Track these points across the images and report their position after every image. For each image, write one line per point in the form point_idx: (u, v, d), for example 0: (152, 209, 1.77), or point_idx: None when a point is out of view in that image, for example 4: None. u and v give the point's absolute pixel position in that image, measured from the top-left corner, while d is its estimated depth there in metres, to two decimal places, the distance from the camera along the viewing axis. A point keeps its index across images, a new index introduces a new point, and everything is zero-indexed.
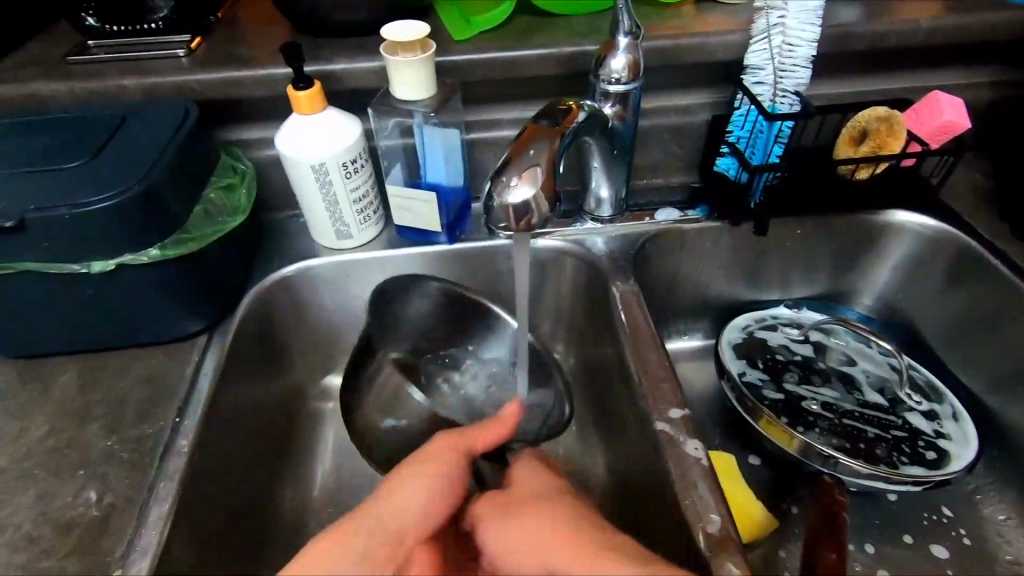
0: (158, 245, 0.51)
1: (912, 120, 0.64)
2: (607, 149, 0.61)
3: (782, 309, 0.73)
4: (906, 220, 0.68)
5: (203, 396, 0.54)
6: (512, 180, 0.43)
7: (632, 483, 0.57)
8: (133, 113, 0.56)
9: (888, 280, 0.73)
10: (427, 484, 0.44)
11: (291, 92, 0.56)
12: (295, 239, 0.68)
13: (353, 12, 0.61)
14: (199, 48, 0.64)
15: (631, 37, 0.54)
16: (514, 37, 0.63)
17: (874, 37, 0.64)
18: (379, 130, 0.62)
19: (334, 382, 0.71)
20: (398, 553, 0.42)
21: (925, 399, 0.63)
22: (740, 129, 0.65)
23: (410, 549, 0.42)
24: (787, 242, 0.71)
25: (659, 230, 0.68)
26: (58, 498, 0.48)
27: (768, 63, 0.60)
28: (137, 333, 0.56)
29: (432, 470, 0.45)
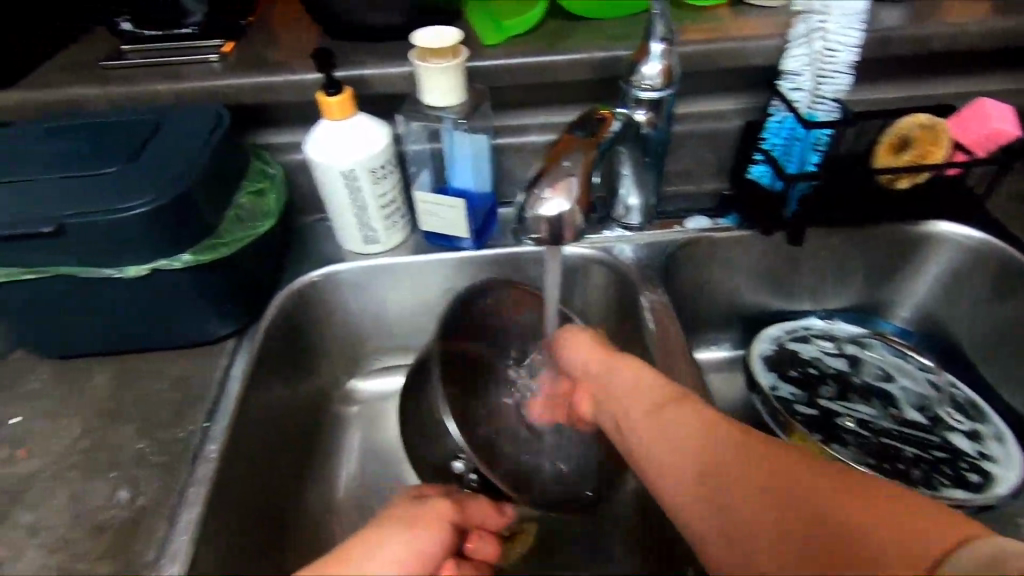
0: (190, 251, 0.52)
1: (956, 128, 0.61)
2: (638, 157, 0.60)
3: (815, 320, 0.71)
4: (947, 231, 0.66)
5: (232, 399, 0.54)
6: (545, 193, 0.42)
7: None
8: (167, 118, 0.57)
9: (928, 292, 0.70)
10: (411, 543, 0.40)
11: (322, 99, 0.55)
12: (322, 243, 0.68)
13: (384, 17, 0.61)
14: (231, 53, 0.64)
15: (666, 44, 0.53)
16: (545, 42, 0.62)
17: (918, 41, 0.62)
18: (406, 134, 0.62)
19: (359, 386, 0.72)
20: None
21: (968, 418, 0.61)
22: (776, 136, 0.63)
23: None
24: (821, 252, 0.69)
25: (689, 239, 0.67)
26: (91, 500, 0.49)
27: (806, 69, 0.59)
28: (168, 337, 0.57)
29: (419, 529, 0.41)
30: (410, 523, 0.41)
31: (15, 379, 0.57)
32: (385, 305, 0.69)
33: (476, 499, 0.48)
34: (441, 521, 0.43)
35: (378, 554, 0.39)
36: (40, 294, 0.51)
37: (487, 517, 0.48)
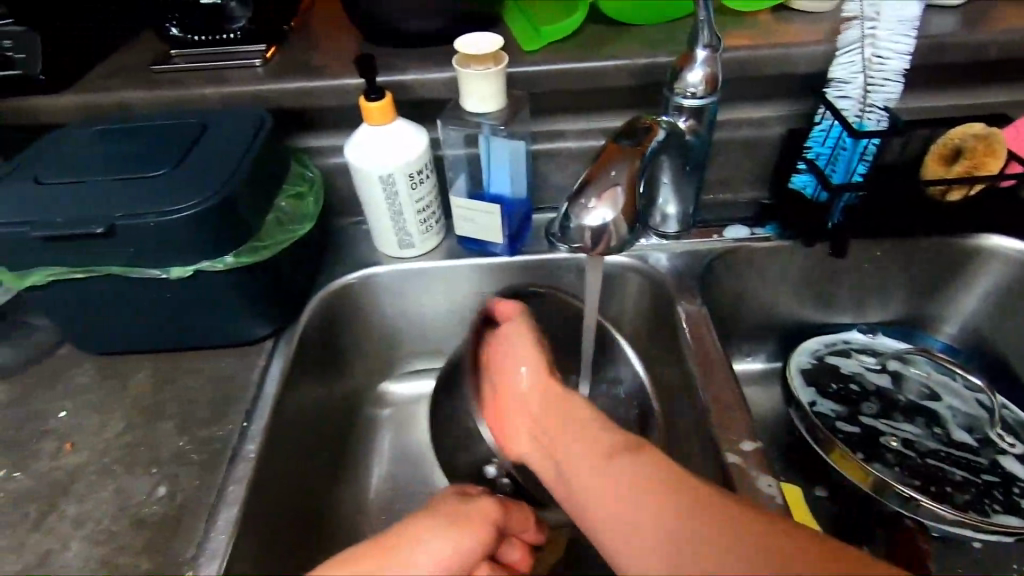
0: (233, 253, 0.52)
1: (1011, 138, 0.60)
2: (678, 165, 0.59)
3: (856, 334, 0.69)
4: (1001, 245, 0.64)
5: (269, 399, 0.55)
6: (590, 203, 0.42)
7: None
8: (212, 121, 0.58)
9: (978, 308, 0.67)
10: (455, 541, 0.42)
11: (364, 104, 0.56)
12: (357, 246, 0.69)
13: (425, 23, 0.61)
14: (273, 58, 0.65)
15: (711, 50, 0.52)
16: (585, 49, 0.62)
17: (975, 49, 0.60)
18: (445, 140, 0.61)
19: (390, 388, 0.72)
20: None
21: (1019, 442, 0.59)
22: (819, 145, 0.61)
23: None
24: (864, 265, 0.67)
25: (727, 248, 0.66)
26: (133, 495, 0.50)
27: (857, 76, 0.57)
28: (208, 336, 0.58)
29: (464, 530, 0.43)
30: (450, 520, 0.43)
31: (61, 373, 0.59)
32: (419, 308, 0.69)
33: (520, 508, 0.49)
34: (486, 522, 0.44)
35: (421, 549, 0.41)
36: (90, 292, 0.53)
37: (524, 526, 0.49)
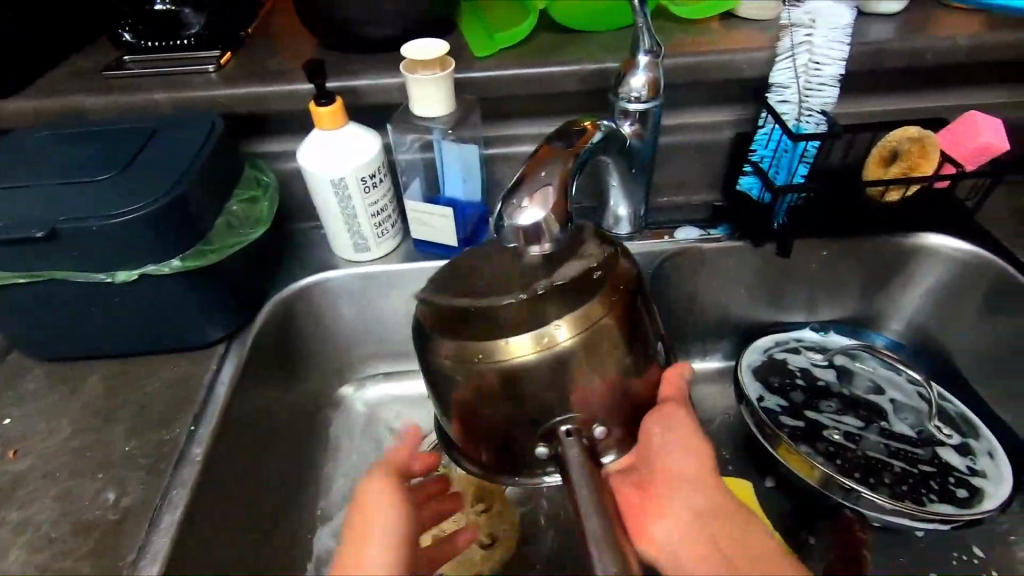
0: (180, 256, 0.52)
1: (945, 140, 0.61)
2: (624, 169, 0.60)
3: (808, 332, 0.71)
4: (940, 244, 0.66)
5: (218, 402, 0.55)
6: (522, 202, 0.41)
7: None
8: (163, 125, 0.58)
9: (921, 305, 0.69)
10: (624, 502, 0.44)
11: (314, 108, 0.56)
12: (314, 250, 0.69)
13: (380, 29, 0.62)
14: (228, 64, 0.66)
15: (652, 56, 0.53)
16: (537, 54, 0.63)
17: (909, 55, 0.62)
18: (398, 145, 0.62)
19: (349, 393, 0.72)
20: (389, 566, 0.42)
21: (957, 433, 0.61)
22: (763, 148, 0.63)
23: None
24: (812, 264, 0.69)
25: (679, 248, 0.67)
26: (78, 500, 0.49)
27: (793, 82, 0.59)
28: (158, 341, 0.58)
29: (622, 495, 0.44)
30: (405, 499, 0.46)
31: (8, 379, 0.58)
32: (378, 312, 0.69)
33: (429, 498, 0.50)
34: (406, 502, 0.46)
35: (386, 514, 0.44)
36: (34, 296, 0.52)
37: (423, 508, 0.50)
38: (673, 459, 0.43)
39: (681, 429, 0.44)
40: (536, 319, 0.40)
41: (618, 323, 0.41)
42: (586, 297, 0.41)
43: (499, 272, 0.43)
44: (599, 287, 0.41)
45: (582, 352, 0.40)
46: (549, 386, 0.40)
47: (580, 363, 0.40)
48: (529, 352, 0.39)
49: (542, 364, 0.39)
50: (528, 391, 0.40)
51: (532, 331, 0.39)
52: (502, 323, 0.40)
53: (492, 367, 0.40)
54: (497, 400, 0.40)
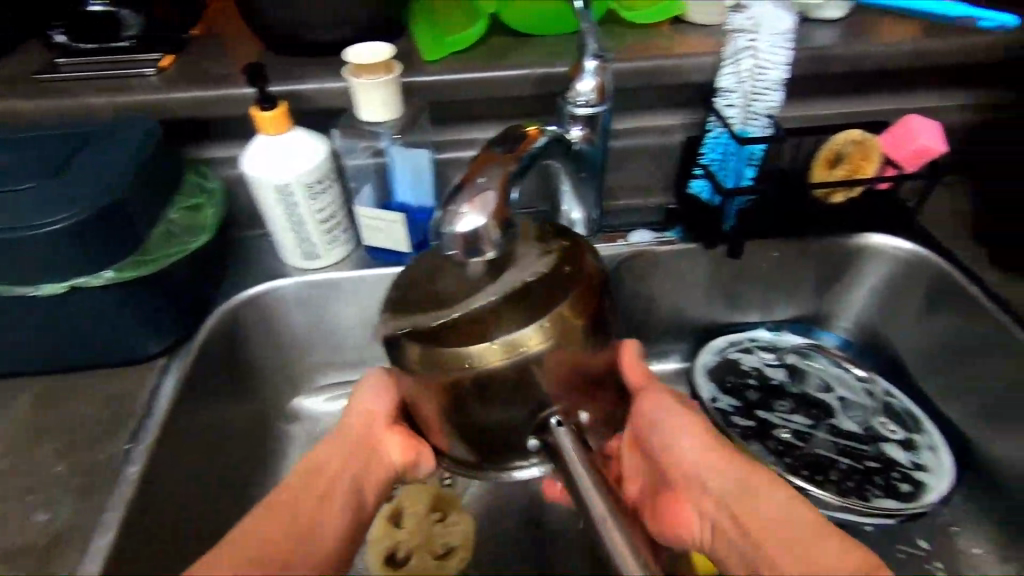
0: (113, 267, 0.51)
1: (887, 142, 0.62)
2: (574, 172, 0.60)
3: (762, 331, 0.72)
4: (883, 244, 0.67)
5: (158, 418, 0.53)
6: (461, 208, 0.41)
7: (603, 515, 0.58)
8: (97, 130, 0.56)
9: (867, 303, 0.71)
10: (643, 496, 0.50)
11: (257, 113, 0.55)
12: (264, 258, 0.67)
13: (326, 32, 0.61)
14: (169, 68, 0.64)
15: (599, 60, 0.54)
16: (487, 58, 0.63)
17: (851, 60, 0.64)
18: (346, 150, 0.61)
19: (304, 403, 0.70)
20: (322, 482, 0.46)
21: (902, 429, 0.63)
22: (713, 151, 0.64)
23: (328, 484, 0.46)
24: (763, 264, 0.70)
25: (632, 251, 0.67)
26: (4, 525, 0.47)
27: (738, 87, 0.60)
28: (95, 355, 0.55)
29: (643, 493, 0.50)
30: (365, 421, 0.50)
31: None
32: (330, 320, 0.68)
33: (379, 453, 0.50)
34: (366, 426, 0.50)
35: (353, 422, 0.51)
36: None
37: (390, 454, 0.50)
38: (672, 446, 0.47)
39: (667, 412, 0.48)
40: (502, 325, 0.39)
41: (585, 320, 0.40)
42: (552, 295, 0.40)
43: (455, 278, 0.42)
44: (564, 284, 0.40)
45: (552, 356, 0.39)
46: (516, 392, 0.39)
47: (547, 367, 0.39)
48: (497, 360, 0.38)
49: (511, 371, 0.38)
50: (496, 396, 0.39)
51: (499, 339, 0.38)
52: (468, 327, 0.39)
53: (460, 375, 0.38)
54: (470, 404, 0.40)
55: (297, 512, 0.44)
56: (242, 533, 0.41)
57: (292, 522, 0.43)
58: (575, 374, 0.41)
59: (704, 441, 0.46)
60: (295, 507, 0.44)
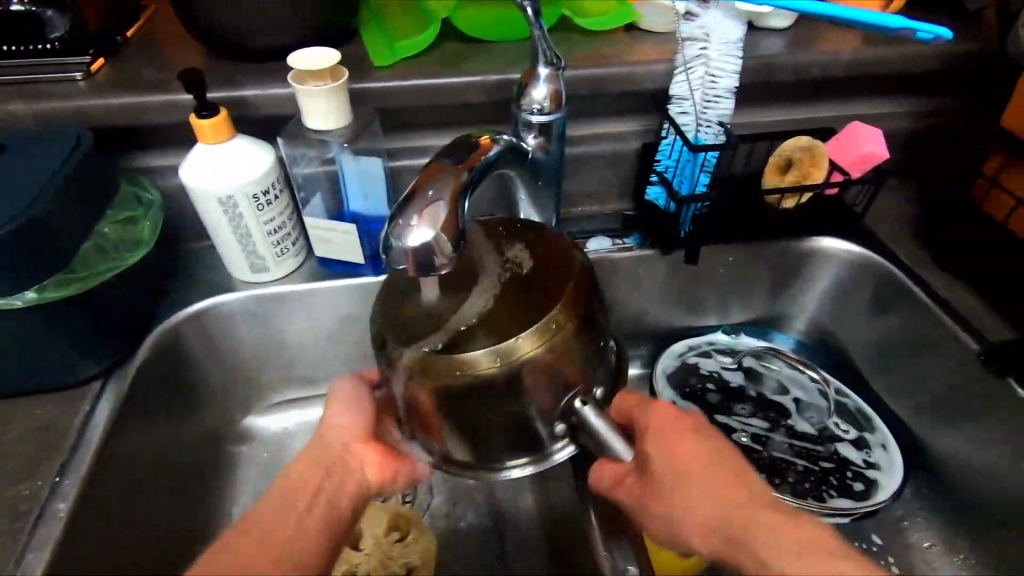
0: (36, 287, 0.47)
1: (834, 150, 0.64)
2: (531, 181, 0.58)
3: (720, 335, 0.73)
4: (832, 247, 0.69)
5: (91, 448, 0.50)
6: (411, 221, 0.39)
7: None
8: (16, 139, 0.52)
9: (819, 306, 0.73)
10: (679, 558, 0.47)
11: (194, 121, 0.52)
12: (209, 271, 0.64)
13: (267, 37, 0.58)
14: (100, 72, 0.60)
15: (552, 67, 0.53)
16: (439, 64, 0.62)
17: (797, 68, 0.65)
18: (292, 158, 0.59)
19: (257, 422, 0.68)
20: (304, 488, 0.45)
21: (854, 428, 0.64)
22: (667, 158, 0.65)
23: (308, 489, 0.45)
24: (720, 269, 0.71)
25: (591, 259, 0.67)
26: None
27: (691, 94, 0.60)
28: (19, 381, 0.51)
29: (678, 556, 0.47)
30: (345, 413, 0.48)
31: None
32: (280, 335, 0.65)
33: (358, 459, 0.48)
34: (344, 430, 0.48)
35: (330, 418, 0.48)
36: None
37: (365, 461, 0.48)
38: (660, 508, 0.44)
39: (636, 477, 0.45)
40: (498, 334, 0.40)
41: (579, 321, 0.42)
42: (544, 299, 0.42)
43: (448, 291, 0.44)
44: (556, 286, 0.43)
45: (547, 357, 0.40)
46: (513, 396, 0.41)
47: (544, 369, 0.41)
48: (496, 365, 0.40)
49: (505, 376, 0.40)
50: (492, 400, 0.41)
51: (495, 344, 0.40)
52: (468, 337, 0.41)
53: (461, 379, 0.40)
54: (475, 408, 0.41)
55: (278, 533, 0.42)
56: (223, 556, 0.40)
57: (276, 542, 0.42)
58: (572, 374, 0.42)
59: (688, 494, 0.43)
60: (276, 528, 0.42)
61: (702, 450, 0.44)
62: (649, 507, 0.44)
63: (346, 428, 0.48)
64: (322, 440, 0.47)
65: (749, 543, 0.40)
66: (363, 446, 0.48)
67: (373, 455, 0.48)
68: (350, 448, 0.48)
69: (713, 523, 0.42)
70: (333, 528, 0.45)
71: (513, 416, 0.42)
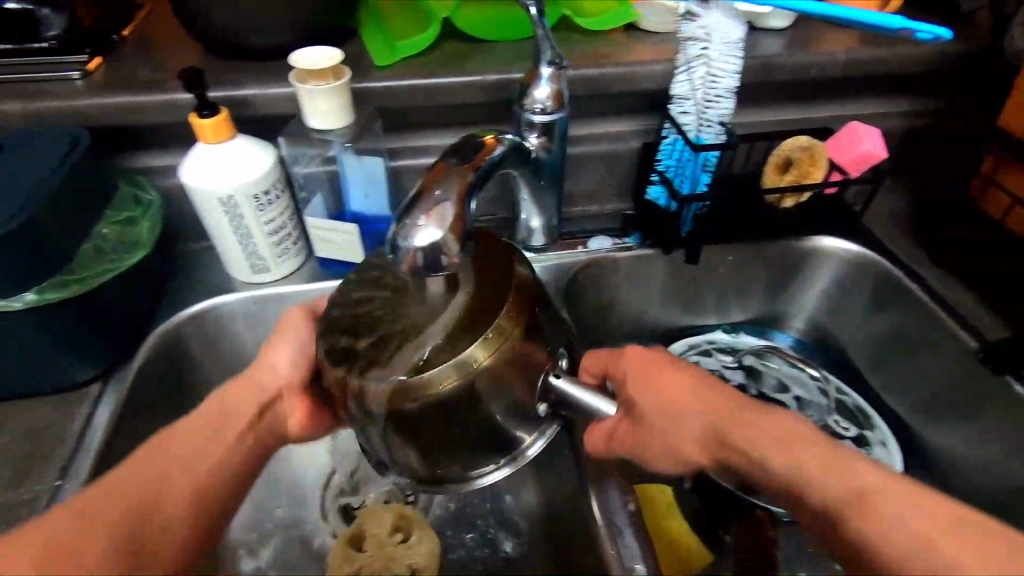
0: (36, 288, 0.47)
1: (833, 149, 0.63)
2: (533, 180, 0.59)
3: (720, 334, 0.74)
4: (831, 246, 0.70)
5: (91, 451, 0.49)
6: (418, 222, 0.39)
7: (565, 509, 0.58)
8: (13, 139, 0.51)
9: (818, 304, 0.73)
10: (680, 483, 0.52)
11: (194, 121, 0.52)
12: (209, 272, 0.64)
13: (267, 36, 0.58)
14: (97, 71, 0.59)
15: (554, 67, 0.53)
16: (440, 64, 0.61)
17: (796, 68, 0.65)
18: (294, 158, 0.59)
19: None
20: (225, 419, 0.47)
21: (855, 426, 0.64)
22: (668, 158, 0.64)
23: (232, 419, 0.47)
24: (719, 268, 0.71)
25: (591, 258, 0.67)
26: None
27: (692, 94, 0.61)
28: (17, 383, 0.51)
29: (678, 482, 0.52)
30: (293, 350, 0.50)
31: None
32: None
33: (287, 406, 0.50)
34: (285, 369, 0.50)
35: (273, 354, 0.50)
36: None
37: (291, 411, 0.50)
38: (656, 444, 0.48)
39: (625, 422, 0.49)
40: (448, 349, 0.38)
41: (523, 323, 0.40)
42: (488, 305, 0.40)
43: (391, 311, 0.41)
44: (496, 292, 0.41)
45: (501, 364, 0.39)
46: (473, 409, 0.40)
47: (497, 377, 0.39)
48: (453, 381, 0.38)
49: (463, 389, 0.38)
50: (456, 415, 0.39)
51: (453, 360, 0.38)
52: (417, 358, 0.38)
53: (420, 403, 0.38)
54: (440, 424, 0.40)
55: (197, 463, 0.44)
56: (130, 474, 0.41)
57: (199, 464, 0.43)
58: (525, 376, 0.41)
59: (669, 417, 0.48)
60: (196, 458, 0.44)
61: (670, 376, 0.49)
62: (647, 445, 0.49)
63: (287, 373, 0.50)
64: (258, 372, 0.49)
65: (732, 442, 0.45)
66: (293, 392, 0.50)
67: (300, 406, 0.50)
68: (280, 393, 0.50)
69: (700, 435, 0.47)
70: (249, 467, 0.46)
71: (479, 428, 0.41)
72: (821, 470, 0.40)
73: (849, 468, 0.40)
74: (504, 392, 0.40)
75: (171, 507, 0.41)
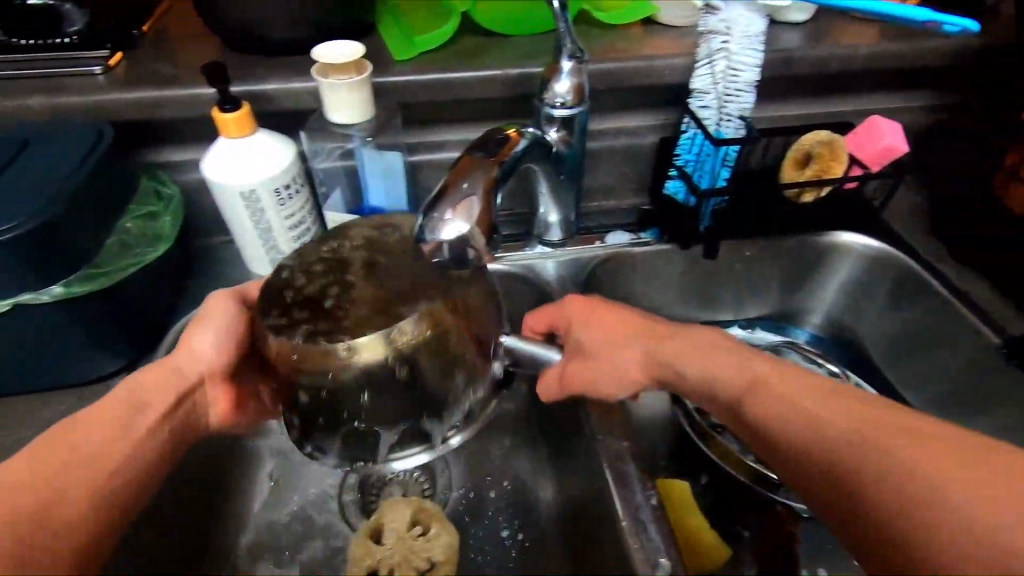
0: (62, 283, 0.47)
1: (853, 144, 0.63)
2: (552, 174, 0.59)
3: (737, 330, 0.74)
4: (851, 241, 0.69)
5: None
6: (444, 215, 0.39)
7: (581, 503, 0.58)
8: (37, 134, 0.51)
9: (837, 301, 0.73)
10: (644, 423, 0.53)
11: (217, 115, 0.52)
12: (228, 267, 0.64)
13: (288, 31, 0.58)
14: (118, 66, 0.59)
15: (575, 61, 0.52)
16: (458, 59, 0.61)
17: (817, 62, 0.65)
18: (315, 153, 0.59)
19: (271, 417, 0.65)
20: (147, 401, 0.45)
21: None
22: (688, 153, 0.64)
23: (153, 400, 0.45)
24: (736, 263, 0.71)
25: (608, 254, 0.67)
26: None
27: (712, 88, 0.60)
28: (42, 376, 0.51)
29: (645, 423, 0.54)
30: (218, 333, 0.49)
31: None
32: None
33: (209, 393, 0.50)
34: (212, 353, 0.49)
35: (198, 338, 0.49)
36: None
37: (214, 399, 0.50)
38: (605, 376, 0.52)
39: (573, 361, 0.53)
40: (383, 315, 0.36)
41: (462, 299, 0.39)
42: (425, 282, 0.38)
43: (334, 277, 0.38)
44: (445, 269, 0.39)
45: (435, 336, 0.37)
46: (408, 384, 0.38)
47: (433, 350, 0.38)
48: (382, 351, 0.36)
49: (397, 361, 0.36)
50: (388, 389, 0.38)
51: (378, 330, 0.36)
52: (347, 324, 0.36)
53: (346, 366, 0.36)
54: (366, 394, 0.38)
55: (120, 441, 0.43)
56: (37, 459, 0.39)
57: (107, 451, 0.42)
58: (466, 347, 0.40)
59: (610, 345, 0.52)
60: (109, 445, 0.42)
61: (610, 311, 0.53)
62: (596, 378, 0.52)
63: (211, 357, 0.49)
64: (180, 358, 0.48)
65: (671, 361, 0.49)
66: (216, 379, 0.49)
67: (222, 393, 0.50)
68: (204, 378, 0.49)
69: (640, 360, 0.50)
70: (165, 457, 0.46)
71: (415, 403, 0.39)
72: (774, 396, 0.43)
73: (749, 364, 0.46)
74: (441, 365, 0.39)
75: (72, 499, 0.39)
